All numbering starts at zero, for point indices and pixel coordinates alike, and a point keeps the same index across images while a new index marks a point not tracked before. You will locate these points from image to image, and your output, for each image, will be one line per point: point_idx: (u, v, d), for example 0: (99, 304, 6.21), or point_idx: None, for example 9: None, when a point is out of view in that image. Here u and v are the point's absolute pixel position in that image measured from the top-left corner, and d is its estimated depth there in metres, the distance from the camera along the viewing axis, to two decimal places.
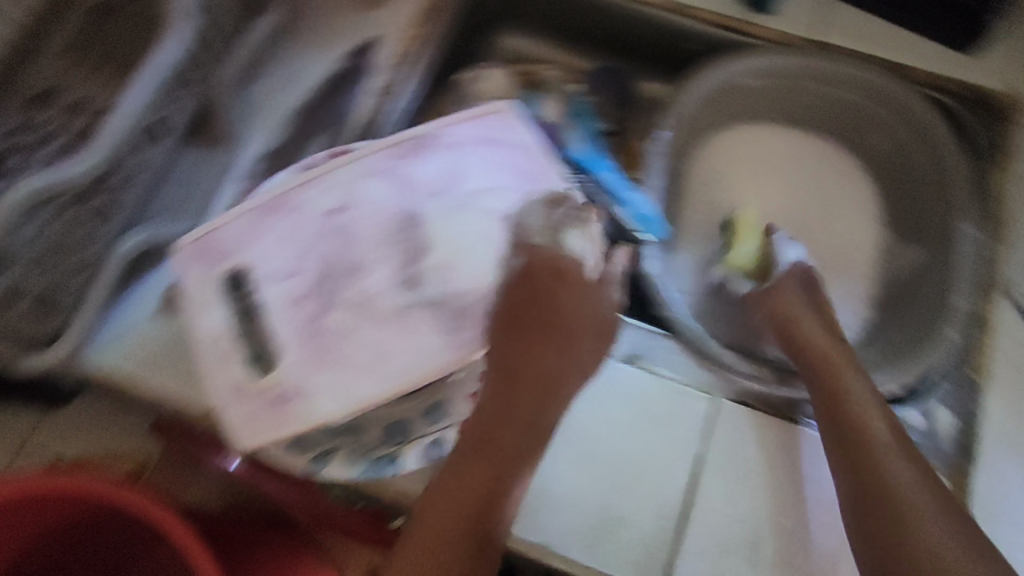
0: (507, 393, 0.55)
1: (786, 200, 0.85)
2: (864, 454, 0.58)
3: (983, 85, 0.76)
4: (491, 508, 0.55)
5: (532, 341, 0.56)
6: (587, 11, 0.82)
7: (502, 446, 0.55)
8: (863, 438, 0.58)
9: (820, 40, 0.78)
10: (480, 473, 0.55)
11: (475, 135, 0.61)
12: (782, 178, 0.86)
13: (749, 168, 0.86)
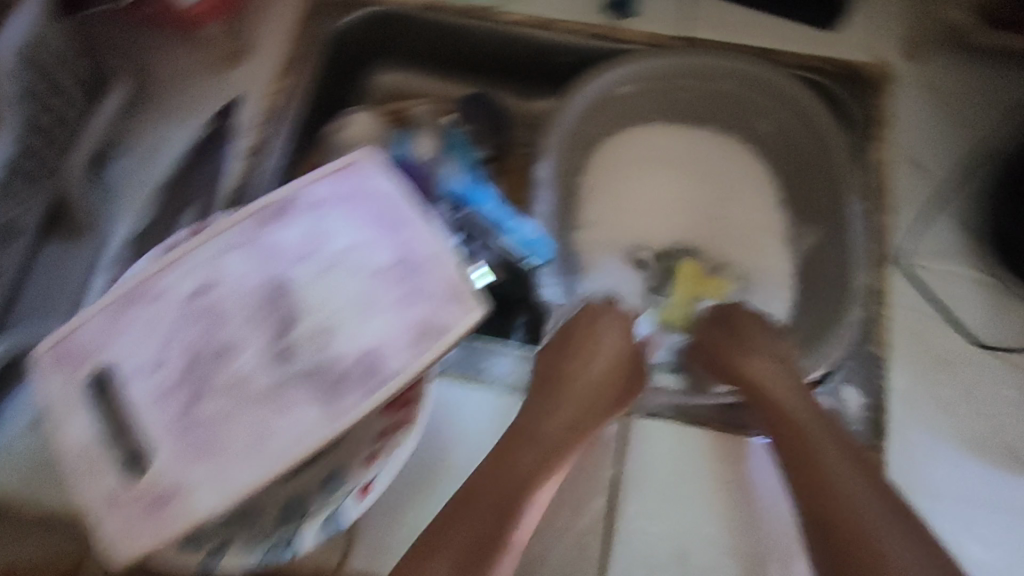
0: (572, 411, 0.61)
1: (684, 200, 0.83)
2: (808, 451, 0.56)
3: (852, 59, 0.76)
4: (514, 509, 0.55)
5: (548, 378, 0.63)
6: (455, 37, 0.81)
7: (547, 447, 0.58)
8: (801, 435, 0.58)
9: (681, 36, 0.78)
10: (517, 473, 0.57)
11: (335, 192, 0.59)
12: (676, 178, 0.84)
13: (643, 174, 0.84)
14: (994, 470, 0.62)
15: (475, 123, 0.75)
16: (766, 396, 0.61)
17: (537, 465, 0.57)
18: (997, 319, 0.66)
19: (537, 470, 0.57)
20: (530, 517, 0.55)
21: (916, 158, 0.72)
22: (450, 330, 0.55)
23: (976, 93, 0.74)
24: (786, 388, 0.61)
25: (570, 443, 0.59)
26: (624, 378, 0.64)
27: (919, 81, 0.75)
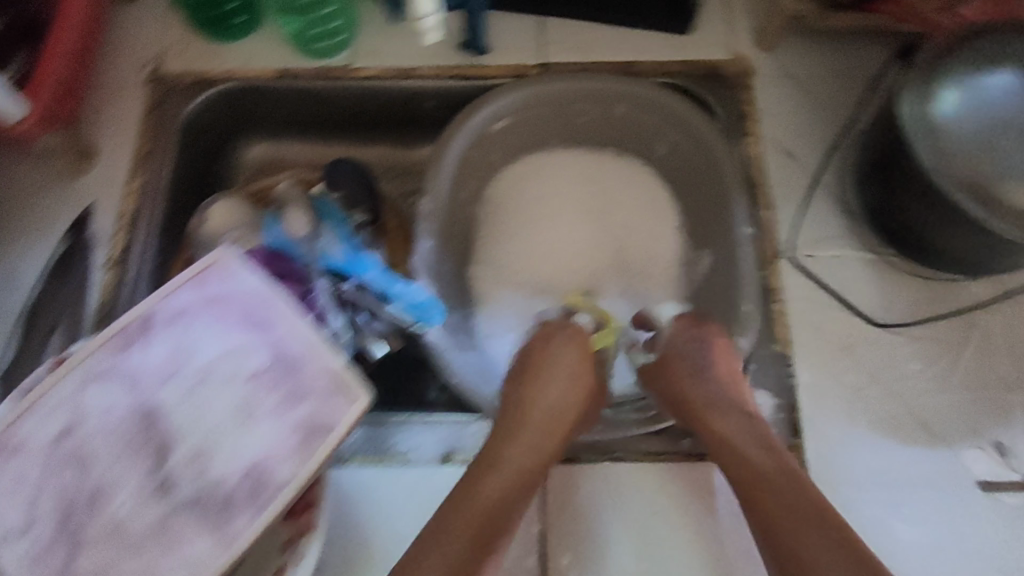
0: (535, 425, 0.59)
1: (578, 229, 0.78)
2: (769, 518, 0.51)
3: (712, 59, 0.76)
4: (496, 530, 0.52)
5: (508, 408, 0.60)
6: (315, 100, 0.77)
7: (521, 462, 0.56)
8: (765, 489, 0.53)
9: (543, 63, 0.76)
10: (488, 495, 0.53)
11: (196, 299, 0.56)
12: (568, 207, 0.79)
13: (533, 205, 0.79)
14: (908, 445, 0.62)
15: (347, 187, 0.72)
16: (722, 411, 0.59)
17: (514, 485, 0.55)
18: (887, 295, 0.67)
19: (512, 487, 0.55)
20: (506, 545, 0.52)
21: (786, 147, 0.73)
22: (335, 426, 0.52)
23: (831, 74, 0.75)
24: (740, 428, 0.57)
25: (539, 462, 0.57)
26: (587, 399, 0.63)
27: (775, 71, 0.76)
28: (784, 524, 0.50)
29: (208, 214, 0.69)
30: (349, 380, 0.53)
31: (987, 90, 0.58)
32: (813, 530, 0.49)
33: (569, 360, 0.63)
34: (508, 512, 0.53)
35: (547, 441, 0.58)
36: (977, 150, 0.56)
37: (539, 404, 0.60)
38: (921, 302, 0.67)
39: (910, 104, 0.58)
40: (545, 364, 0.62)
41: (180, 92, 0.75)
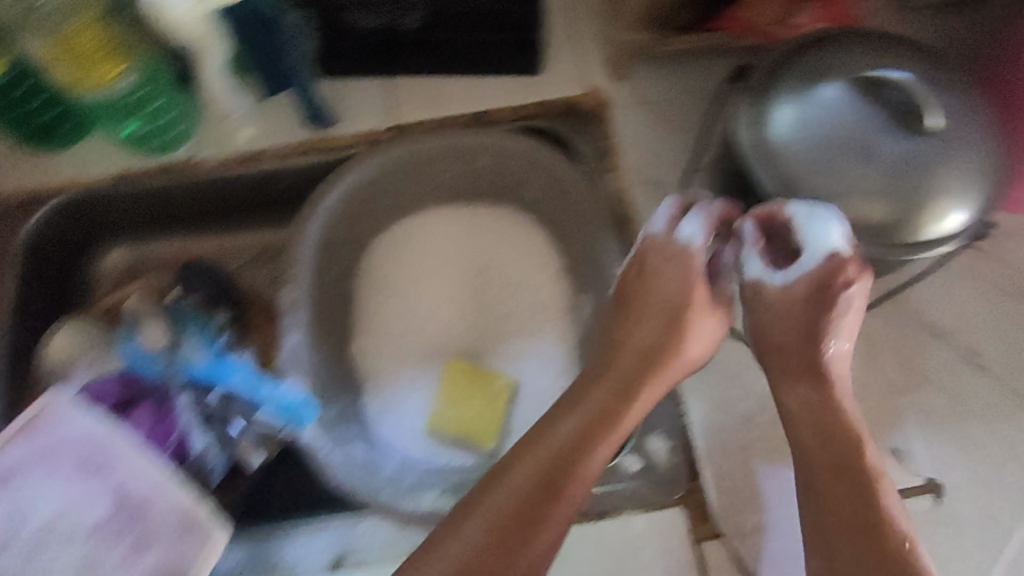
0: (624, 367, 0.56)
1: (464, 293, 0.74)
2: (831, 518, 0.49)
3: (566, 96, 0.74)
4: (560, 483, 0.49)
5: (654, 318, 0.58)
6: (163, 198, 0.74)
7: (597, 422, 0.52)
8: (830, 493, 0.50)
9: (394, 126, 0.74)
10: (562, 438, 0.51)
11: (25, 454, 0.51)
12: (452, 269, 0.75)
13: (415, 274, 0.75)
14: None
15: (203, 290, 0.68)
16: (793, 359, 0.56)
17: (571, 452, 0.50)
18: None
19: (576, 453, 0.50)
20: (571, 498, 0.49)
21: (652, 178, 0.72)
22: (198, 565, 0.49)
23: (688, 94, 0.74)
24: (804, 396, 0.54)
25: (623, 407, 0.53)
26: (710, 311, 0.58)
27: (632, 100, 0.74)
28: (842, 526, 0.49)
29: (52, 343, 0.66)
30: (209, 513, 0.51)
31: (824, 100, 0.55)
32: (872, 544, 0.48)
33: (673, 273, 0.57)
34: (561, 483, 0.49)
35: (640, 374, 0.55)
36: (823, 177, 0.54)
37: (634, 341, 0.57)
38: None
39: (746, 130, 0.56)
40: (660, 266, 0.58)
41: (9, 215, 0.70)
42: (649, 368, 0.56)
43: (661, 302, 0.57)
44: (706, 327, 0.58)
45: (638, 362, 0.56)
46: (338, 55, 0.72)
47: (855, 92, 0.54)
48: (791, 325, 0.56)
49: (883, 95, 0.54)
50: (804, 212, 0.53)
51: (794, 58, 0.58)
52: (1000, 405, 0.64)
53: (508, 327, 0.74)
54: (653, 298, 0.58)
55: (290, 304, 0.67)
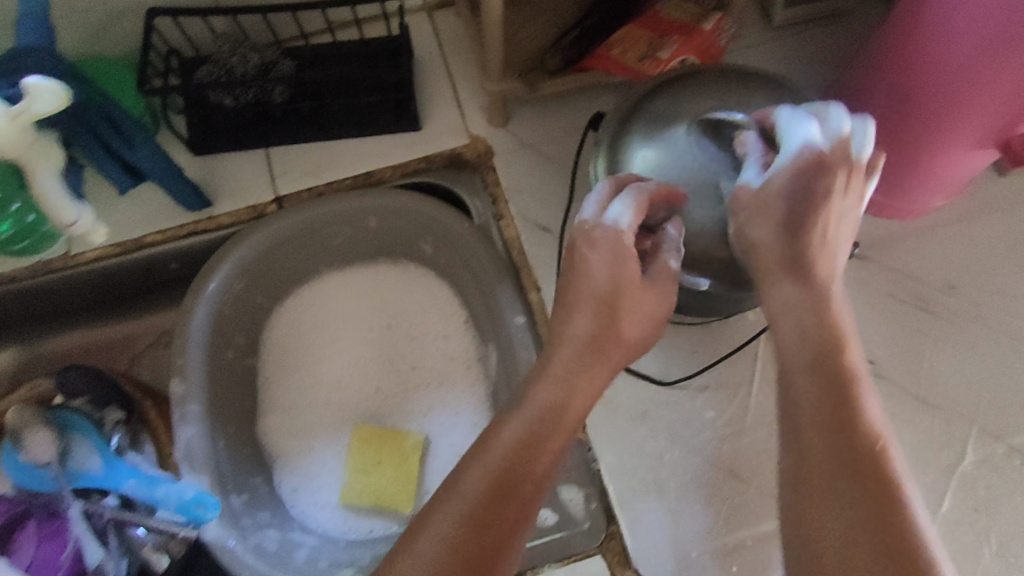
0: (566, 358, 0.47)
1: (365, 354, 0.74)
2: (819, 466, 0.40)
3: (447, 148, 0.74)
4: (508, 491, 0.43)
5: (580, 316, 0.47)
6: (43, 296, 0.71)
7: (554, 409, 0.45)
8: (820, 438, 0.41)
9: (275, 197, 0.72)
10: (503, 447, 0.45)
11: None
12: (352, 333, 0.75)
13: (314, 342, 0.74)
14: (722, 498, 0.61)
15: (89, 390, 0.65)
16: (774, 252, 0.45)
17: (515, 460, 0.44)
18: (667, 350, 0.66)
19: (528, 459, 0.44)
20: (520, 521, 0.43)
21: (540, 221, 0.71)
22: None
23: (567, 135, 0.74)
24: (791, 298, 0.44)
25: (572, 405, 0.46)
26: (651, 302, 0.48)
27: (514, 146, 0.74)
28: (834, 473, 0.40)
29: None
30: None
31: (676, 146, 0.53)
32: (867, 496, 0.39)
33: (606, 259, 0.47)
34: (510, 499, 0.43)
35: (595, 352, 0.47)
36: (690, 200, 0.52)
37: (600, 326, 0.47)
38: (701, 344, 0.66)
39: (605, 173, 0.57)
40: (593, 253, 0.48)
41: None
42: (598, 358, 0.47)
43: (592, 292, 0.47)
44: (645, 307, 0.48)
45: (579, 351, 0.47)
46: (209, 127, 0.72)
47: (701, 131, 0.53)
48: (772, 218, 0.45)
49: (728, 135, 0.53)
50: (787, 116, 0.48)
51: (651, 96, 0.57)
52: (901, 413, 0.65)
53: (415, 384, 0.73)
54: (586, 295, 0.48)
55: (180, 398, 0.64)
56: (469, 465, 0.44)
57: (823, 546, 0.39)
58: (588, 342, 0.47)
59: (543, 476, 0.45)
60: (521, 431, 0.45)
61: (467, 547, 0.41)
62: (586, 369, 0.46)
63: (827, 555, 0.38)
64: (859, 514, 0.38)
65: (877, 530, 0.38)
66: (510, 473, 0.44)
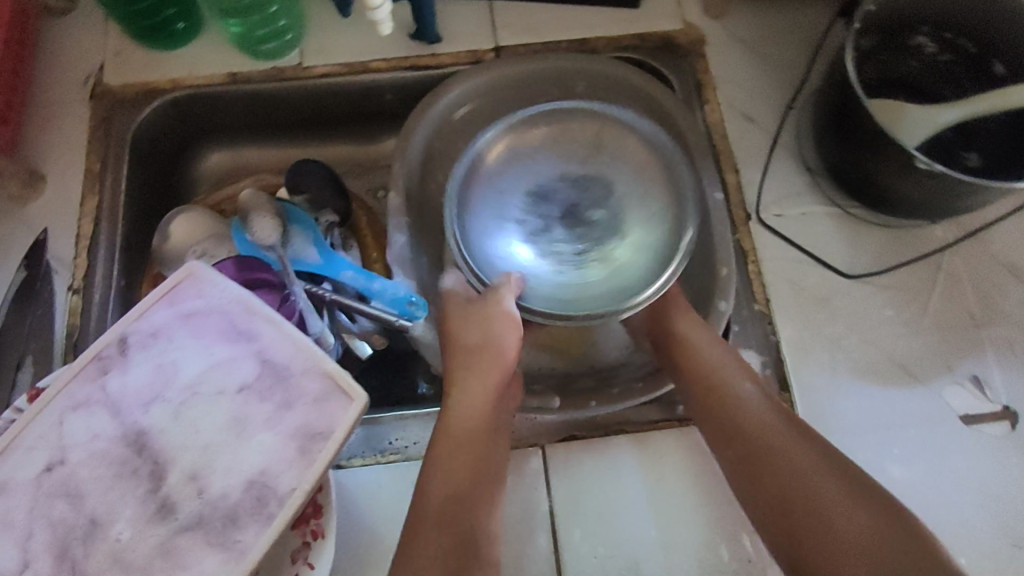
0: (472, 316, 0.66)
1: None
2: (738, 464, 0.55)
3: (662, 29, 0.76)
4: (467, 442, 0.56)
5: (461, 353, 0.61)
6: (269, 102, 0.76)
7: (476, 415, 0.58)
8: (745, 432, 0.55)
9: (495, 46, 0.76)
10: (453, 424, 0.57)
11: (174, 316, 0.55)
12: None
13: None
14: (892, 388, 0.64)
15: (315, 191, 0.71)
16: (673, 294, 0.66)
17: (465, 458, 0.55)
18: (853, 246, 0.69)
19: (468, 466, 0.55)
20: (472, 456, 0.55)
21: (746, 111, 0.74)
22: (334, 432, 0.51)
23: (783, 35, 0.76)
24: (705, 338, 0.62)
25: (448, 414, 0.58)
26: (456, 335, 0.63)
27: (725, 38, 0.77)
28: (753, 456, 0.54)
29: (172, 230, 0.68)
30: (345, 382, 0.52)
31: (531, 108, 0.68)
32: (796, 443, 0.53)
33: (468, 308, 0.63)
34: (468, 496, 0.54)
35: (485, 369, 0.60)
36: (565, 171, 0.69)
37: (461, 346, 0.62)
38: (887, 248, 0.69)
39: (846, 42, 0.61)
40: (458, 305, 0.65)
41: (127, 104, 0.72)
42: (482, 380, 0.60)
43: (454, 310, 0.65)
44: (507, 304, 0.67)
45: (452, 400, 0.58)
46: None
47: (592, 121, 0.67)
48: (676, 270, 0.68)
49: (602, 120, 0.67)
50: None
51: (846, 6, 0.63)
52: None
53: None
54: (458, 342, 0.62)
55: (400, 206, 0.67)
56: (427, 468, 0.55)
57: (809, 485, 0.51)
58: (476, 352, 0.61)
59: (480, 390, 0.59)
60: (471, 418, 0.58)
61: (437, 525, 0.51)
62: (473, 386, 0.59)
63: (816, 488, 0.51)
64: (796, 482, 0.51)
65: (810, 455, 0.53)
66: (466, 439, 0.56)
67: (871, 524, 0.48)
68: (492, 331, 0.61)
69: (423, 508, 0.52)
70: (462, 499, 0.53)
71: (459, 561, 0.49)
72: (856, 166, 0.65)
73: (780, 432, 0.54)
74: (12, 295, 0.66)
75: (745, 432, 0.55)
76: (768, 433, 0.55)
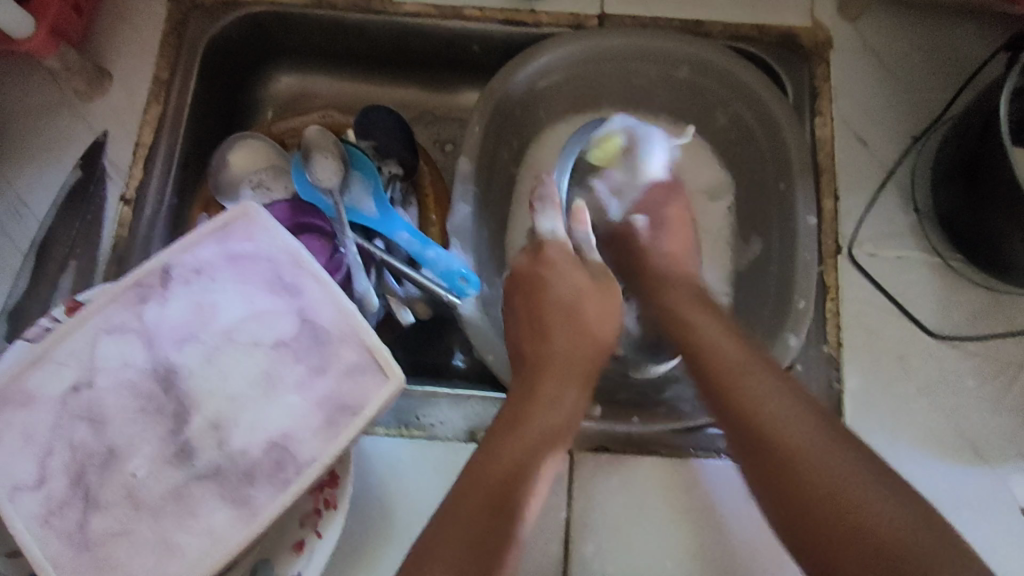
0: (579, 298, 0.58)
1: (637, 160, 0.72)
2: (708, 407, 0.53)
3: (787, 24, 0.69)
4: (535, 437, 0.49)
5: (559, 324, 0.56)
6: (348, 32, 0.71)
7: (551, 396, 0.52)
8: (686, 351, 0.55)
9: (600, 13, 0.69)
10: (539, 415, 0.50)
11: (220, 255, 0.53)
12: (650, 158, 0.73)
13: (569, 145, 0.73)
14: (956, 465, 0.59)
15: (382, 137, 0.67)
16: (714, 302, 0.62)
17: (540, 448, 0.49)
18: (945, 304, 0.63)
19: (540, 453, 0.48)
20: (533, 445, 0.49)
21: (859, 133, 0.67)
22: (363, 410, 0.49)
23: (921, 54, 0.68)
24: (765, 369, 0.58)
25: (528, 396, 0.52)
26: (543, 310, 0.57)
27: (853, 46, 0.69)
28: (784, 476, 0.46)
29: (231, 158, 0.66)
30: (383, 358, 0.50)
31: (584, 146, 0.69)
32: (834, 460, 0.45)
33: (592, 281, 0.59)
34: (521, 484, 0.47)
35: (583, 353, 0.56)
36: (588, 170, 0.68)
37: (573, 317, 0.57)
38: (984, 314, 0.63)
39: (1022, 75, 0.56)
40: (571, 267, 0.59)
41: (203, 11, 0.69)
42: (580, 368, 0.55)
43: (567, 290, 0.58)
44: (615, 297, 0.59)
45: (547, 381, 0.53)
46: None
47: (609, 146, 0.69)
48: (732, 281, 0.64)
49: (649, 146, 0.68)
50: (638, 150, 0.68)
51: None
52: None
53: None
54: (578, 320, 0.57)
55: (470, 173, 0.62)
56: (493, 449, 0.48)
57: (848, 497, 0.44)
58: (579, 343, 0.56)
59: (568, 381, 0.54)
60: (555, 410, 0.51)
61: (484, 512, 0.44)
62: (568, 375, 0.54)
63: (857, 506, 0.43)
64: (796, 466, 0.46)
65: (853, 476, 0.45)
66: (537, 435, 0.49)
67: (816, 449, 0.46)
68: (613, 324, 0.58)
69: (468, 485, 0.46)
70: (516, 483, 0.47)
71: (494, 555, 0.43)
72: (975, 222, 0.58)
73: (818, 443, 0.47)
74: (66, 195, 0.64)
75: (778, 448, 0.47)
76: (805, 445, 0.46)
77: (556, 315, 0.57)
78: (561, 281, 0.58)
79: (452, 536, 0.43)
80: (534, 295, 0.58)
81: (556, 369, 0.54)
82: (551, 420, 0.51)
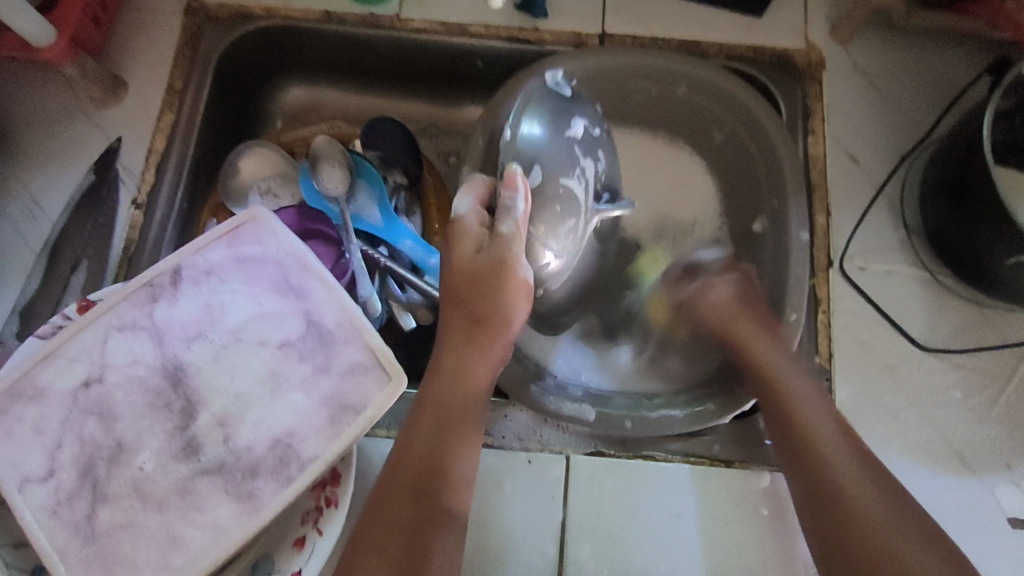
0: (469, 267, 0.54)
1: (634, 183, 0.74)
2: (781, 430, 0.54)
3: (782, 46, 0.71)
4: (446, 422, 0.53)
5: (456, 307, 0.56)
6: (357, 46, 0.74)
7: (455, 381, 0.54)
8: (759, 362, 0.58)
9: (601, 32, 0.72)
10: (445, 396, 0.54)
11: (229, 258, 0.54)
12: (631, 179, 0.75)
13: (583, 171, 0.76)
14: (943, 474, 0.60)
15: (387, 148, 0.70)
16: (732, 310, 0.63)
17: (441, 437, 0.52)
18: (933, 317, 0.65)
19: (447, 439, 0.52)
20: (441, 434, 0.53)
21: (851, 151, 0.69)
22: (364, 409, 0.50)
23: (911, 77, 0.71)
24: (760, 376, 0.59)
25: (432, 376, 0.55)
26: (449, 288, 0.56)
27: (845, 67, 0.71)
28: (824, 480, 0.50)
29: (242, 165, 0.69)
30: (386, 359, 0.51)
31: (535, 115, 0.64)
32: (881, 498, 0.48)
33: (481, 252, 0.55)
34: (440, 472, 0.51)
35: (472, 336, 0.55)
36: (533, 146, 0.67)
37: (465, 303, 0.55)
38: (969, 327, 0.64)
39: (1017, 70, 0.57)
40: (461, 234, 0.56)
41: (218, 24, 0.71)
42: (484, 340, 0.55)
43: (461, 267, 0.55)
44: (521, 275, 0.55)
45: (454, 360, 0.55)
46: None
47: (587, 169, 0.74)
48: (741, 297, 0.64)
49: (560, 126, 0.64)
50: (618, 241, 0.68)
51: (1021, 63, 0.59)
52: None
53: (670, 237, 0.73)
54: (461, 296, 0.55)
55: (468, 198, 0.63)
56: (406, 443, 0.52)
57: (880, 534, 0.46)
58: (466, 323, 0.55)
59: (477, 358, 0.55)
60: (457, 383, 0.54)
61: (406, 499, 0.49)
62: (469, 355, 0.55)
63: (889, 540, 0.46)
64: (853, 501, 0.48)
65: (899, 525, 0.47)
66: (444, 412, 0.53)
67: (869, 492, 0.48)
68: (495, 305, 0.54)
69: (393, 473, 0.51)
70: (432, 471, 0.51)
71: (422, 536, 0.48)
72: (961, 236, 0.60)
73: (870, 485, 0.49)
74: (79, 198, 0.66)
75: (817, 466, 0.51)
76: (864, 488, 0.49)
77: (448, 286, 0.56)
78: (455, 262, 0.55)
79: (384, 526, 0.48)
80: (453, 287, 0.56)
81: (459, 343, 0.56)
82: (457, 395, 0.54)
